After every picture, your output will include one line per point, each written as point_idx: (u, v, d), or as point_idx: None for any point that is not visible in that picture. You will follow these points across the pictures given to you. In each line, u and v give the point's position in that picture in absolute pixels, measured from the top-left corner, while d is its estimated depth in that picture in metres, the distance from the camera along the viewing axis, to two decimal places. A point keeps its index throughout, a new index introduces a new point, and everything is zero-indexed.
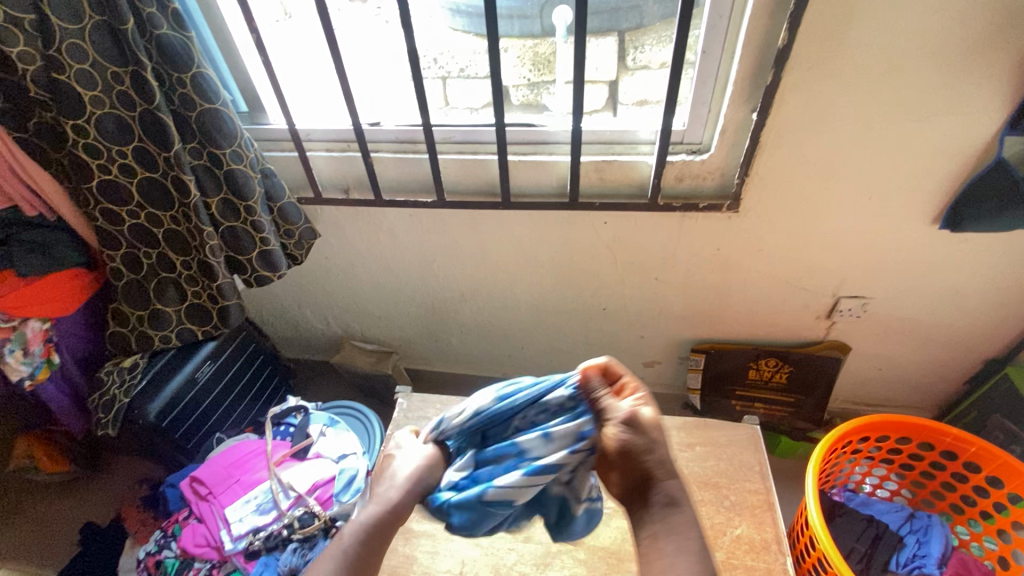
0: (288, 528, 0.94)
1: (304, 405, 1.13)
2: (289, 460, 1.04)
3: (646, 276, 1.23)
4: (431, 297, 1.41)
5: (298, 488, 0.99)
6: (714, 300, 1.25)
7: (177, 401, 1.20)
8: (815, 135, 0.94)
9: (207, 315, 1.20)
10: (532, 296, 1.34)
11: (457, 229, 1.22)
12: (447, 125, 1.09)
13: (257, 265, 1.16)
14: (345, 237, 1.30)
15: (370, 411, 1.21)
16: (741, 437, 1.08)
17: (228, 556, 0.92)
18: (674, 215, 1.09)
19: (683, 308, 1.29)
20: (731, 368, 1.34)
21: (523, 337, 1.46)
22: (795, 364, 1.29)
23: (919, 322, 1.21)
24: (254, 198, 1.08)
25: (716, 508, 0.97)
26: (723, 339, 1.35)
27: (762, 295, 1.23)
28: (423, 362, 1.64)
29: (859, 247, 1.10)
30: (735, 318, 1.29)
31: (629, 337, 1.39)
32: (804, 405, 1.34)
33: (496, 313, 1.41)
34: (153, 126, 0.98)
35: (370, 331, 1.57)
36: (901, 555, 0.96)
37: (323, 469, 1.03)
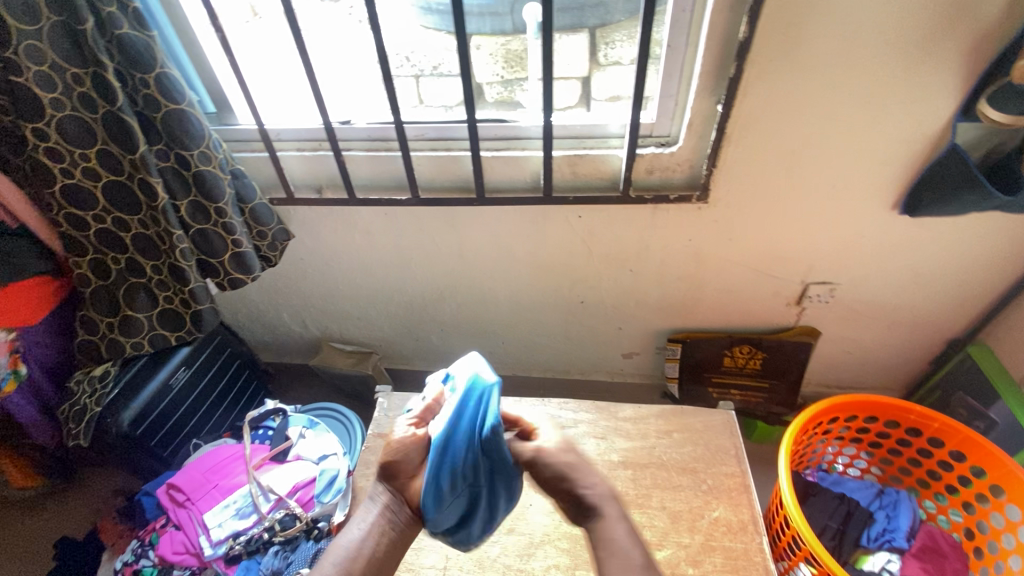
0: (269, 531, 0.93)
1: (282, 408, 1.11)
2: (268, 464, 1.03)
3: (621, 268, 1.25)
4: (410, 295, 1.41)
5: (278, 490, 0.98)
6: (688, 289, 1.28)
7: (151, 409, 1.18)
8: (779, 125, 0.97)
9: (180, 320, 1.18)
10: (511, 292, 1.35)
11: (433, 227, 1.22)
12: (420, 122, 1.09)
13: (230, 268, 1.15)
14: (320, 237, 1.29)
15: (349, 412, 1.21)
16: (717, 422, 1.10)
17: (208, 562, 0.91)
18: (646, 207, 1.11)
19: (659, 299, 1.31)
20: (706, 356, 1.37)
21: (503, 334, 1.47)
22: (769, 351, 1.33)
23: (884, 305, 1.25)
24: (224, 199, 1.06)
25: (694, 492, 1.00)
26: (699, 328, 1.37)
27: (734, 284, 1.25)
28: (404, 361, 1.63)
29: (825, 234, 1.13)
30: (709, 307, 1.32)
31: (607, 329, 1.41)
32: (778, 389, 1.37)
33: (475, 310, 1.42)
34: (117, 128, 0.96)
35: (350, 332, 1.56)
36: (872, 529, 1.00)
37: (302, 471, 1.01)
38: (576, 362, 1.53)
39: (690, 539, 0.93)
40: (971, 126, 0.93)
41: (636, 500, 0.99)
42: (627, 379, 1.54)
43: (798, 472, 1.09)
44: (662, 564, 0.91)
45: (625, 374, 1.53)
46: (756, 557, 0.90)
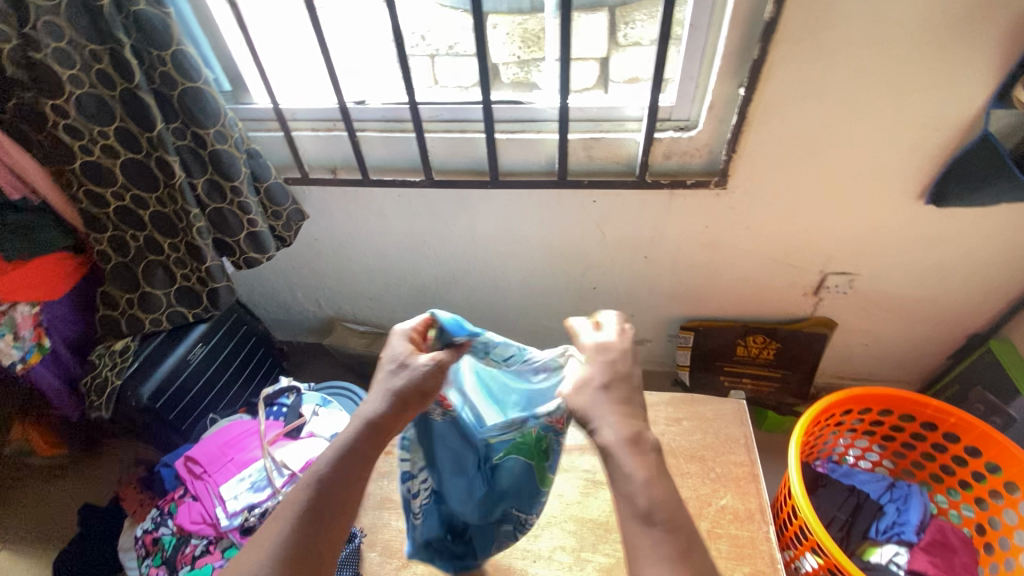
0: None
1: (296, 386, 1.13)
2: (282, 440, 1.05)
3: (635, 255, 1.24)
4: (423, 278, 1.42)
5: (292, 466, 0.99)
6: (703, 277, 1.26)
7: (170, 382, 1.20)
8: (803, 110, 0.94)
9: (196, 297, 1.20)
10: (523, 276, 1.34)
11: (446, 209, 1.22)
12: (433, 102, 1.08)
13: (245, 247, 1.17)
14: (335, 218, 1.30)
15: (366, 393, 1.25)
16: (727, 411, 1.10)
17: (224, 532, 0.93)
18: (662, 192, 1.10)
19: (672, 286, 1.30)
20: (719, 344, 1.36)
21: (515, 319, 1.48)
22: (784, 341, 1.31)
23: (905, 298, 1.23)
24: (240, 178, 1.07)
25: (702, 480, 1.00)
26: (713, 317, 1.36)
27: (750, 273, 1.24)
28: None
29: (845, 224, 1.11)
30: (723, 296, 1.30)
31: (619, 316, 1.40)
32: (791, 379, 1.37)
33: (486, 294, 1.42)
34: (134, 105, 0.97)
35: (363, 313, 1.57)
36: (881, 522, 0.99)
37: (316, 448, 1.03)
38: None
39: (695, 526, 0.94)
40: (1006, 112, 0.89)
41: None
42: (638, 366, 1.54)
43: (809, 463, 1.08)
44: None
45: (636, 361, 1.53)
46: (763, 546, 0.91)
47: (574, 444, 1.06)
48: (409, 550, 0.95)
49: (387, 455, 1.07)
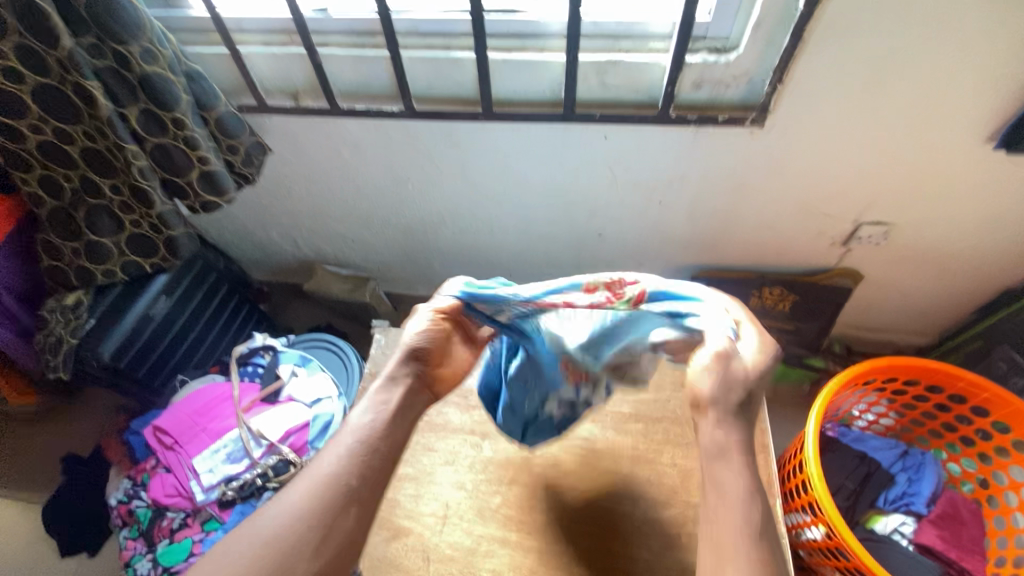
0: (262, 477, 0.89)
1: (272, 345, 1.05)
2: (259, 406, 0.97)
3: (648, 199, 1.09)
4: (409, 220, 1.28)
5: (270, 436, 0.92)
6: (722, 224, 1.13)
7: (135, 339, 1.10)
8: (873, 29, 0.75)
9: (152, 246, 1.06)
10: (520, 221, 1.21)
11: (431, 144, 1.05)
12: (410, 9, 0.87)
13: (201, 189, 1.01)
14: (303, 152, 1.12)
15: (351, 348, 1.16)
16: None
17: (201, 506, 0.88)
18: (687, 129, 0.93)
19: (685, 234, 1.17)
20: (730, 296, 1.26)
21: (511, 263, 1.36)
22: (800, 293, 1.23)
23: (943, 251, 1.11)
24: (181, 108, 0.89)
25: None
26: (728, 266, 1.24)
27: (775, 221, 1.10)
28: (405, 286, 1.54)
29: (894, 169, 0.95)
30: (742, 245, 1.18)
31: (625, 264, 1.29)
32: (803, 332, 1.30)
33: (479, 237, 1.29)
34: (31, 14, 0.77)
35: (346, 255, 1.45)
36: (890, 492, 0.95)
37: (295, 416, 0.96)
38: None
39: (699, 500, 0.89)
40: None
41: (647, 456, 0.93)
42: None
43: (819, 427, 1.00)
44: (670, 523, 0.87)
45: None
46: None
47: None
48: (399, 521, 0.90)
49: None
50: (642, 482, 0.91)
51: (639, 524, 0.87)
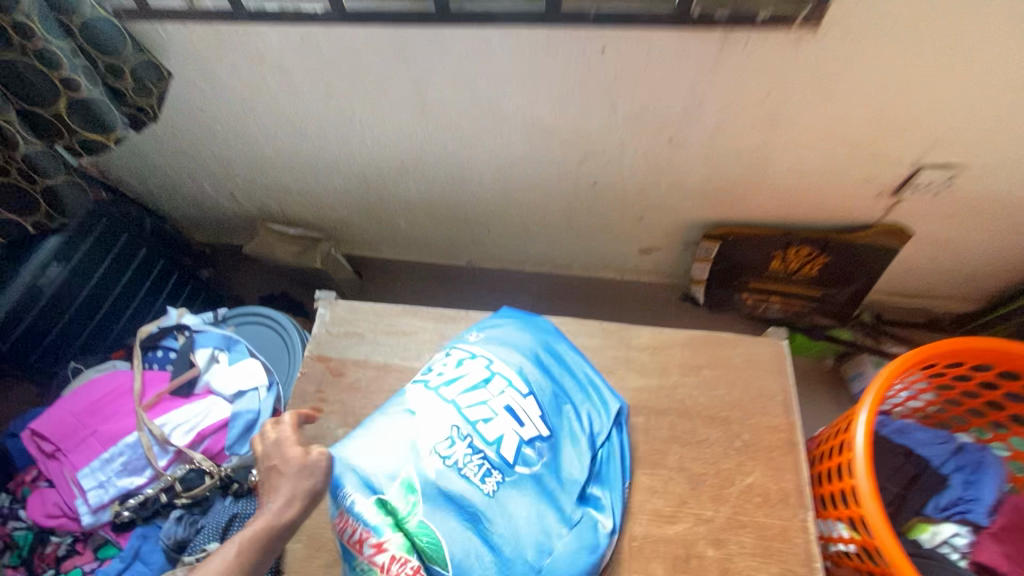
0: (168, 492, 0.72)
1: (188, 324, 0.85)
2: (167, 401, 0.77)
3: (653, 136, 0.87)
4: (363, 165, 1.05)
5: (177, 441, 0.73)
6: (745, 168, 0.91)
7: (21, 317, 0.91)
8: None
9: (28, 198, 0.86)
10: (497, 165, 0.99)
11: (379, 64, 0.81)
12: None
13: (77, 123, 0.80)
14: (218, 76, 0.88)
15: (295, 327, 0.96)
16: (762, 356, 0.83)
17: (91, 529, 0.71)
18: (711, 36, 0.70)
19: (699, 181, 0.95)
20: (748, 257, 1.07)
21: (489, 219, 1.16)
22: (833, 254, 1.03)
23: (1015, 201, 0.90)
24: (25, 10, 0.66)
25: (724, 450, 0.76)
26: (747, 221, 1.03)
27: (812, 164, 0.89)
28: (368, 247, 1.33)
29: (977, 93, 0.73)
30: (767, 195, 0.96)
31: (624, 219, 1.08)
32: (832, 298, 1.11)
33: (449, 187, 1.07)
34: None
35: (294, 210, 1.22)
36: (943, 497, 0.79)
37: (212, 413, 0.76)
38: (578, 255, 1.23)
39: (713, 512, 0.72)
40: None
41: (649, 458, 0.76)
42: (641, 275, 1.25)
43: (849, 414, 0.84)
44: (677, 541, 0.70)
45: (639, 270, 1.24)
46: (798, 539, 0.70)
47: None
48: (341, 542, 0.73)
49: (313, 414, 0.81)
50: (644, 491, 0.73)
51: (639, 544, 0.70)
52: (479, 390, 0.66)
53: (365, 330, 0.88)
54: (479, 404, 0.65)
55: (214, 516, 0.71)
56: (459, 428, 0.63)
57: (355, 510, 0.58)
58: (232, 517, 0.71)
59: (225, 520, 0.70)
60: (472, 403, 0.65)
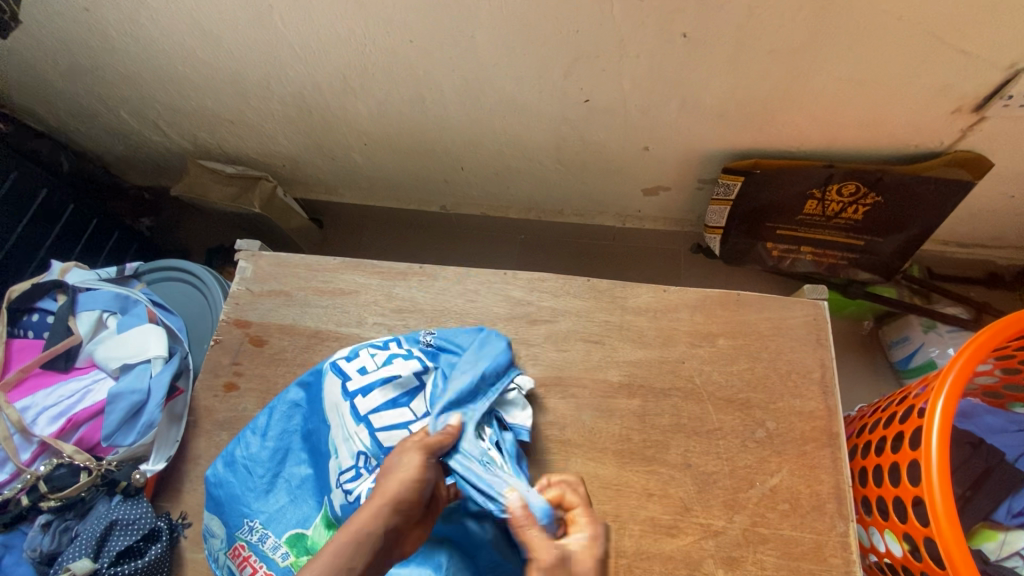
0: (30, 494, 0.56)
1: (68, 282, 0.68)
2: (36, 379, 0.62)
3: (661, 34, 0.65)
4: (298, 84, 0.84)
5: (43, 430, 0.59)
6: (782, 77, 0.69)
7: None
8: None
9: None
10: (460, 80, 0.78)
11: None
12: None
13: None
14: None
15: (218, 282, 0.81)
16: (797, 322, 0.64)
17: None
18: None
19: (721, 97, 0.74)
20: (777, 197, 0.86)
21: (461, 153, 0.95)
22: (890, 193, 0.81)
23: None
24: None
25: (741, 443, 0.59)
26: (780, 151, 0.82)
27: (873, 71, 0.66)
28: (325, 192, 1.13)
29: None
30: (810, 115, 0.75)
31: (625, 150, 0.87)
32: (876, 249, 0.91)
33: (407, 111, 0.86)
34: None
35: (229, 146, 1.02)
36: (1018, 502, 0.63)
37: (90, 394, 0.62)
38: (570, 198, 1.03)
39: (724, 523, 0.56)
40: None
41: (645, 453, 0.59)
42: (647, 221, 1.05)
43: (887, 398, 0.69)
44: (677, 560, 0.55)
45: (644, 215, 1.04)
46: (834, 559, 0.54)
47: (533, 377, 0.64)
48: None
49: (226, 393, 0.65)
50: (637, 496, 0.57)
51: (628, 563, 0.55)
52: (400, 408, 0.57)
53: (294, 289, 0.70)
54: (395, 427, 0.56)
55: (91, 523, 0.56)
56: (365, 456, 0.54)
57: (262, 547, 0.54)
58: (112, 526, 0.56)
59: (102, 530, 0.55)
60: (388, 426, 0.55)
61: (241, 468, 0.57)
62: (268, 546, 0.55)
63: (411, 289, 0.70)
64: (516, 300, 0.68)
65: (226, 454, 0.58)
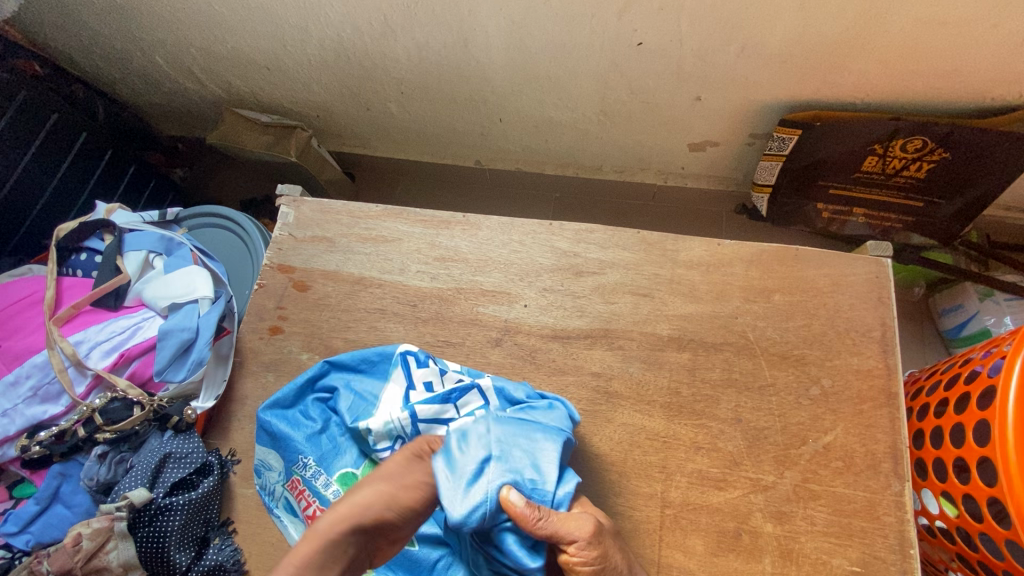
0: (86, 425, 0.58)
1: (114, 222, 0.68)
2: (86, 315, 0.63)
3: None
4: (337, 25, 0.81)
5: (95, 363, 0.60)
6: (857, 18, 0.64)
7: None
8: None
9: None
10: (506, 22, 0.74)
11: None
12: None
13: None
14: None
15: (258, 228, 0.80)
16: (860, 279, 0.61)
17: (3, 465, 0.59)
18: None
19: (786, 41, 0.69)
20: (835, 152, 0.82)
21: (501, 103, 0.92)
22: (959, 149, 0.76)
23: None
24: None
25: (795, 400, 0.57)
26: (844, 102, 0.77)
27: (960, 10, 0.61)
28: (358, 144, 1.11)
29: None
30: (880, 62, 0.70)
31: (675, 100, 0.83)
32: (935, 211, 0.86)
33: (448, 57, 0.83)
34: None
35: (263, 95, 1.00)
36: None
37: (141, 331, 0.63)
38: (611, 153, 0.99)
39: (775, 478, 0.55)
40: None
41: (694, 407, 0.58)
42: (690, 179, 1.01)
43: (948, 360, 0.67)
44: (725, 512, 0.54)
45: (688, 172, 1.00)
46: (888, 518, 0.53)
47: (579, 329, 0.63)
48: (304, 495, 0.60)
49: (271, 336, 0.65)
50: (685, 449, 0.57)
51: (674, 513, 0.55)
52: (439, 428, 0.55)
53: (337, 235, 0.69)
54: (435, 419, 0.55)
55: (146, 456, 0.57)
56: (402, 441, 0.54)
57: (315, 484, 0.55)
58: (166, 459, 0.57)
59: (156, 462, 0.56)
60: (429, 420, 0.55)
61: (292, 416, 0.58)
62: (321, 483, 0.55)
63: (455, 238, 0.68)
64: (562, 251, 0.66)
65: (278, 401, 0.58)
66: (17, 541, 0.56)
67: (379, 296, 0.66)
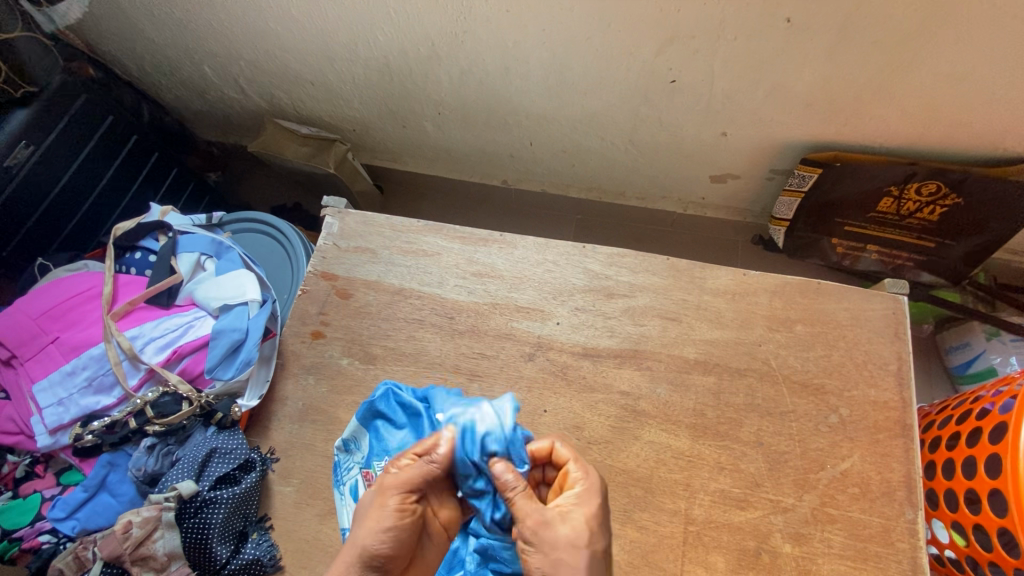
0: (138, 417, 0.61)
1: (169, 224, 0.72)
2: (140, 311, 0.66)
3: (764, 17, 0.65)
4: (385, 48, 0.85)
5: (148, 358, 0.63)
6: (883, 69, 0.68)
7: None
8: None
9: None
10: (549, 55, 0.79)
11: None
12: None
13: None
14: None
15: (298, 235, 0.83)
16: (878, 314, 0.64)
17: (53, 451, 0.62)
18: None
19: (811, 85, 0.73)
20: (852, 191, 0.86)
21: (533, 128, 0.96)
22: (971, 196, 0.80)
23: None
24: None
25: (814, 426, 0.60)
26: (862, 145, 0.82)
27: (977, 70, 0.65)
28: (390, 159, 1.15)
29: None
30: (899, 109, 0.74)
31: (702, 134, 0.87)
32: (944, 252, 0.90)
33: (487, 83, 0.88)
34: None
35: (305, 108, 1.04)
36: None
37: (192, 329, 0.66)
38: (633, 180, 1.04)
39: (794, 501, 0.57)
40: None
41: (718, 429, 0.61)
42: (710, 208, 1.05)
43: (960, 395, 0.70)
44: (746, 531, 0.57)
45: (708, 202, 1.04)
46: (902, 543, 0.55)
47: (610, 348, 0.66)
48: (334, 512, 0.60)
49: (313, 341, 0.68)
50: (709, 468, 0.59)
51: (697, 530, 0.57)
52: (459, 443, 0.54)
53: (379, 247, 0.73)
54: None
55: (192, 449, 0.60)
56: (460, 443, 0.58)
57: None
58: (211, 453, 0.59)
59: (203, 456, 0.59)
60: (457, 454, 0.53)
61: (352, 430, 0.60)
62: None
63: (492, 255, 0.72)
64: (594, 273, 0.70)
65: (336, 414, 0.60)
66: (62, 527, 0.58)
67: (418, 307, 0.69)
